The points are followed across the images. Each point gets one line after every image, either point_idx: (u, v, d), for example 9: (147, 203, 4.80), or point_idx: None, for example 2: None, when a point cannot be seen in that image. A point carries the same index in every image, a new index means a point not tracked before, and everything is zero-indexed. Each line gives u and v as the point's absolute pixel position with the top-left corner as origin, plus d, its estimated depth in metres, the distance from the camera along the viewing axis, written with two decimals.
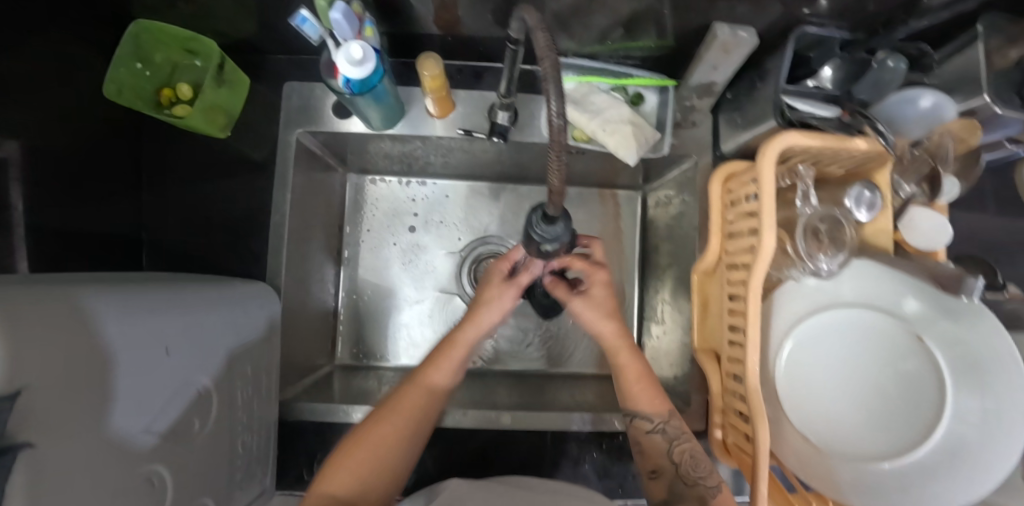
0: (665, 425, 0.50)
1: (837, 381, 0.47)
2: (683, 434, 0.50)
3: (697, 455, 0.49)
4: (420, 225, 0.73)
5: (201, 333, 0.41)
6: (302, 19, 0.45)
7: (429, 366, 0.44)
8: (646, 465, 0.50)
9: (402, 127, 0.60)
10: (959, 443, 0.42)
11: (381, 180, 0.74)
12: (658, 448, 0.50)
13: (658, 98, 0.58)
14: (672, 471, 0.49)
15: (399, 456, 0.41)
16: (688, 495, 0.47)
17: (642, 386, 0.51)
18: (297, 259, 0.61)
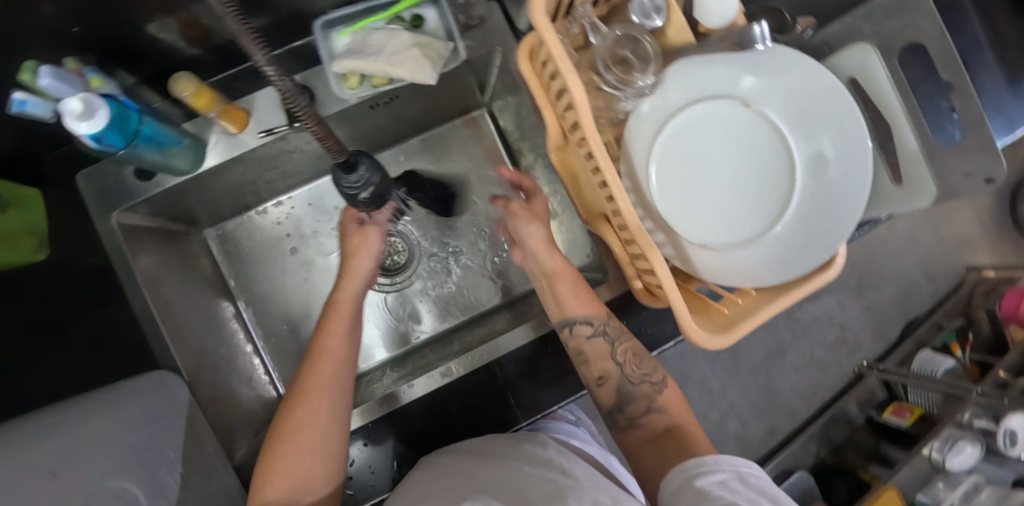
0: (605, 327, 0.54)
1: (706, 180, 0.49)
2: (623, 334, 0.55)
3: (639, 354, 0.55)
4: (300, 242, 0.73)
5: (87, 445, 0.40)
6: (20, 103, 0.39)
7: (326, 334, 0.53)
8: (594, 373, 0.54)
9: (215, 157, 0.56)
10: (810, 185, 0.47)
11: (238, 218, 0.72)
12: (602, 352, 0.54)
13: (436, 11, 0.56)
14: (618, 371, 0.53)
15: (328, 419, 0.48)
16: (638, 394, 0.53)
17: (570, 287, 0.55)
18: (189, 332, 0.59)
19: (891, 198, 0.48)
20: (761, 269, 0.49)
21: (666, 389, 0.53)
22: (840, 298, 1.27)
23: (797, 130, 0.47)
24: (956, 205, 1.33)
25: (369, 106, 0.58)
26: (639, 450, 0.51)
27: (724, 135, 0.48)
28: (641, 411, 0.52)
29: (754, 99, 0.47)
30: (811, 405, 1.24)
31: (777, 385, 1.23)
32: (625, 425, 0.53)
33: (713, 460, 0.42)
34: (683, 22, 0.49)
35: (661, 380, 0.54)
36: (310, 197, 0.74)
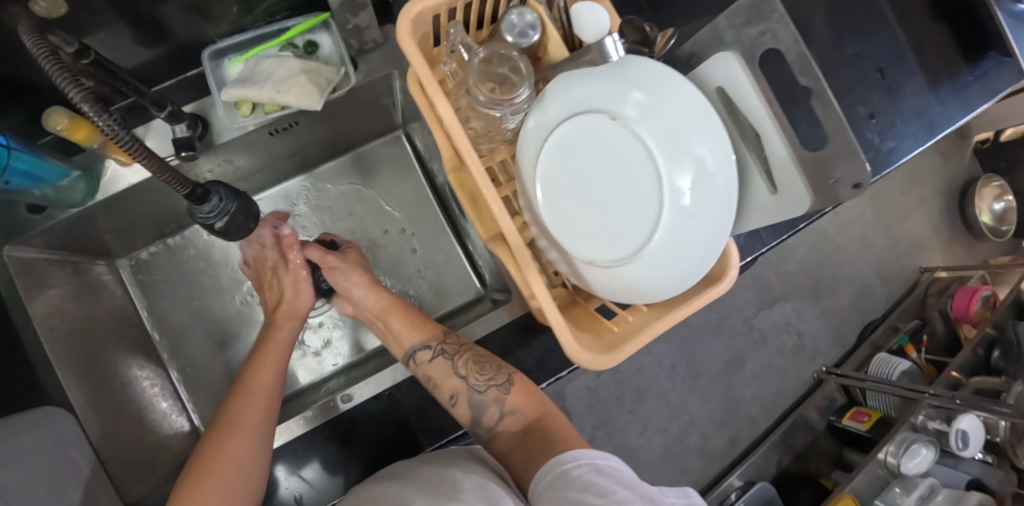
0: (444, 346, 0.56)
1: (586, 196, 0.48)
2: (461, 348, 0.55)
3: (481, 359, 0.54)
4: (220, 269, 0.73)
5: None
6: None
7: (257, 373, 0.56)
8: (445, 394, 0.53)
9: (109, 188, 0.56)
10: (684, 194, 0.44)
11: (154, 247, 0.71)
12: (444, 372, 0.53)
13: (329, 36, 0.57)
14: (462, 384, 0.52)
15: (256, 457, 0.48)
16: (488, 401, 0.51)
17: (401, 320, 0.59)
18: (87, 364, 0.58)
19: (769, 207, 0.47)
20: (647, 285, 0.48)
21: (513, 387, 0.51)
22: (796, 305, 1.27)
23: (665, 143, 0.45)
24: (908, 208, 1.34)
25: (269, 133, 0.59)
26: (512, 454, 0.49)
27: (598, 150, 0.47)
28: (496, 418, 0.50)
29: (621, 110, 0.46)
30: (773, 412, 1.23)
31: (738, 395, 1.22)
32: (487, 436, 0.51)
33: (569, 461, 0.42)
34: (557, 38, 0.50)
35: (508, 379, 0.52)
36: None
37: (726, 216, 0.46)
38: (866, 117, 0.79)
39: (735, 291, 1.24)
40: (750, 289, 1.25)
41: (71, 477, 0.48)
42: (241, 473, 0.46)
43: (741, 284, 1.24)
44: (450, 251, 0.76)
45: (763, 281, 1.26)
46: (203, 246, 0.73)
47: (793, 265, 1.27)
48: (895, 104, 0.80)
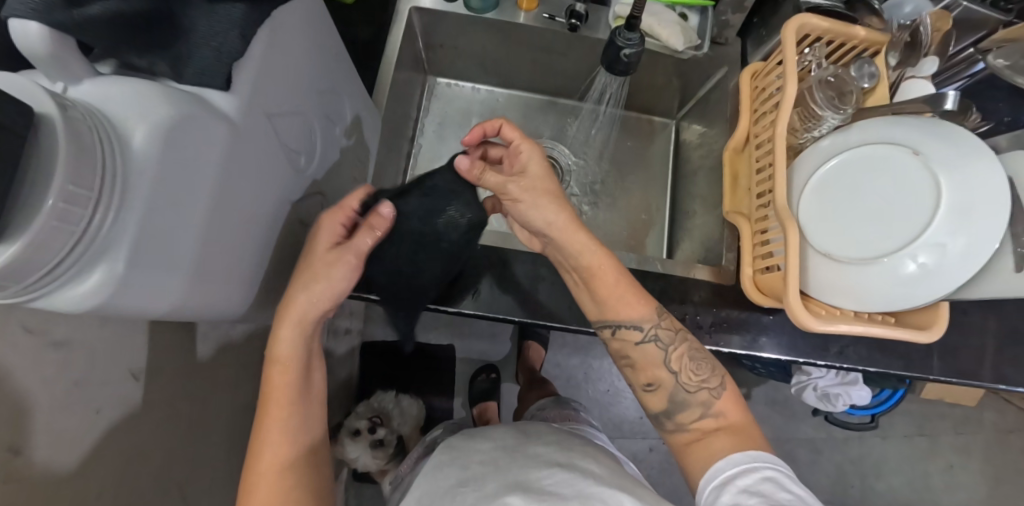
0: (656, 331, 0.55)
1: (852, 204, 0.58)
2: (677, 337, 0.55)
3: (696, 359, 0.54)
4: (484, 126, 0.86)
5: (343, 76, 0.50)
6: None
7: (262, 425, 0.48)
8: (641, 379, 0.56)
9: (494, 15, 0.71)
10: (952, 229, 0.52)
11: (454, 83, 0.86)
12: (653, 355, 0.55)
13: (699, 19, 0.71)
14: (670, 378, 0.54)
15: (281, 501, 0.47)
16: (693, 401, 0.54)
17: (616, 292, 0.55)
18: (390, 110, 0.71)
19: (1007, 282, 0.53)
20: (870, 292, 0.56)
21: (724, 392, 0.54)
22: None
23: (955, 196, 0.52)
24: None
25: None
26: (688, 452, 0.53)
27: (887, 180, 0.57)
28: (693, 417, 0.54)
29: (921, 149, 0.56)
30: None
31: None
32: (673, 428, 0.55)
33: (752, 461, 0.46)
34: (885, 94, 0.62)
35: (720, 384, 0.54)
36: (506, 100, 0.88)
37: (962, 275, 0.52)
38: None
39: (813, 470, 1.23)
40: (828, 478, 1.23)
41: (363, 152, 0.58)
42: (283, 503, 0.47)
43: (822, 466, 1.23)
44: (653, 224, 0.84)
45: (844, 481, 1.23)
46: (481, 102, 0.87)
47: (883, 487, 1.23)
48: None
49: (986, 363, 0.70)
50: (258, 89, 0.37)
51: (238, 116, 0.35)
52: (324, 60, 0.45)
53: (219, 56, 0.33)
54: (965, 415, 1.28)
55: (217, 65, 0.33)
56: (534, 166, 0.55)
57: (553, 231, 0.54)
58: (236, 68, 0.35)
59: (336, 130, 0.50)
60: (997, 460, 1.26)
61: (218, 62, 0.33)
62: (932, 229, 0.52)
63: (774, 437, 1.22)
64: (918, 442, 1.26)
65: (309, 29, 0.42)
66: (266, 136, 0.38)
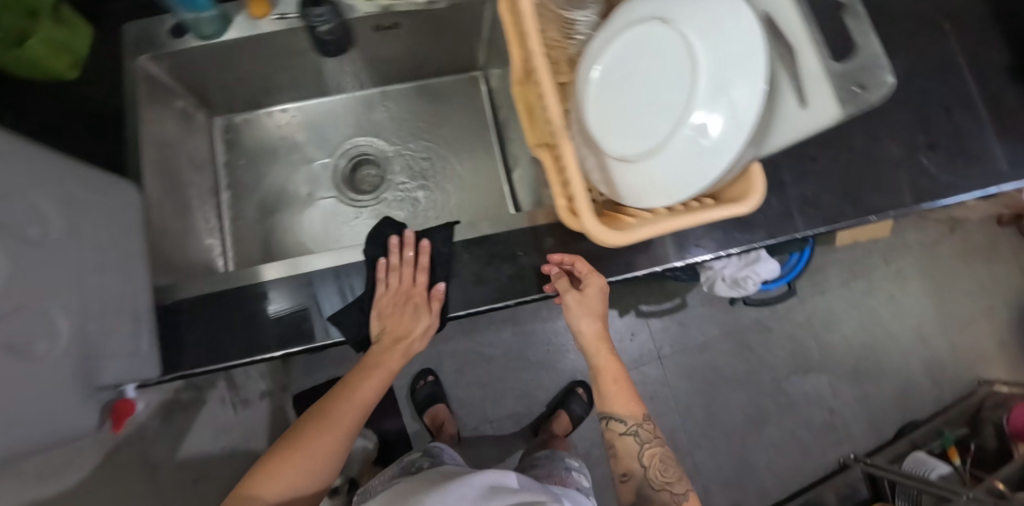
0: (637, 428, 0.69)
1: (630, 96, 0.52)
2: (651, 440, 0.69)
3: (664, 461, 0.69)
4: (292, 147, 0.81)
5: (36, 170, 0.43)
6: None
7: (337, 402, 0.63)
8: (620, 469, 0.70)
9: (236, 35, 0.65)
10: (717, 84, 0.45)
11: (246, 115, 0.80)
12: (629, 447, 0.69)
13: None
14: (640, 472, 0.68)
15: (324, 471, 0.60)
16: (657, 496, 0.67)
17: (619, 388, 0.69)
18: (164, 175, 0.65)
19: (794, 123, 0.46)
20: (669, 181, 0.49)
21: (684, 499, 0.67)
22: (832, 380, 1.26)
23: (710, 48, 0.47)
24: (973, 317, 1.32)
25: (374, 28, 0.67)
26: None
27: (654, 61, 0.51)
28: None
29: (675, 18, 0.51)
30: (784, 488, 1.21)
31: (751, 455, 1.21)
32: None
33: None
34: None
35: (682, 492, 0.67)
36: (306, 113, 0.82)
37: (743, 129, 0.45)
38: (925, 145, 0.76)
39: (769, 349, 1.25)
40: (785, 350, 1.25)
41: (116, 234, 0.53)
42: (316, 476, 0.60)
43: (776, 341, 1.25)
44: (494, 182, 0.80)
45: (801, 347, 1.26)
46: (281, 124, 0.81)
47: (838, 339, 1.28)
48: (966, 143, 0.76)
49: (844, 201, 0.70)
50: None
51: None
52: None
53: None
54: (889, 243, 1.32)
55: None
56: (593, 292, 0.63)
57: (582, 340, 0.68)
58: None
59: (39, 232, 0.43)
60: (934, 273, 1.32)
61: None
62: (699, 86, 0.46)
63: (722, 332, 1.23)
64: (857, 285, 1.30)
65: None
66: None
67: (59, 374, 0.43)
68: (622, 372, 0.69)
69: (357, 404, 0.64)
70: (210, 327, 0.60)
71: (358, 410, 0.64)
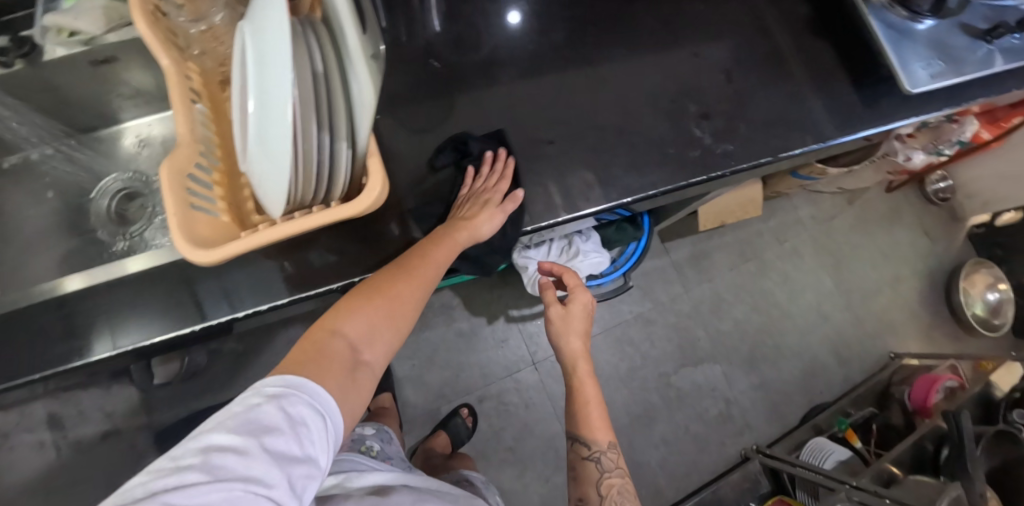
0: (600, 454, 0.63)
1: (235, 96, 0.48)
2: (615, 470, 0.62)
3: (623, 491, 0.61)
4: (60, 190, 0.79)
5: None
6: None
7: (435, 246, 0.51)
8: (579, 493, 0.63)
9: None
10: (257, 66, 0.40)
11: (8, 161, 0.78)
12: (591, 472, 0.62)
13: None
14: (599, 499, 0.61)
15: (415, 299, 0.48)
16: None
17: (595, 407, 0.64)
18: None
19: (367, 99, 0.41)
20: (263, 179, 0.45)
21: None
22: (725, 368, 1.19)
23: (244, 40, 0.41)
24: (874, 287, 1.25)
25: (91, 64, 0.67)
26: None
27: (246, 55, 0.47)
28: None
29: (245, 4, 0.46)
30: (682, 489, 1.13)
31: (641, 456, 1.14)
32: None
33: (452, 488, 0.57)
34: None
35: None
36: (67, 152, 0.79)
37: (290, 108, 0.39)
38: (697, 114, 0.70)
39: (654, 343, 1.18)
40: (673, 342, 1.18)
41: None
42: (415, 299, 0.48)
43: (660, 333, 1.18)
44: None
45: (690, 337, 1.19)
46: (48, 167, 0.79)
47: (730, 325, 1.20)
48: (742, 109, 0.70)
49: (594, 184, 0.65)
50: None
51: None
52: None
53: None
54: (779, 221, 1.25)
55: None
56: (580, 308, 0.65)
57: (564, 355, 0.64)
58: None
59: None
60: (828, 244, 1.25)
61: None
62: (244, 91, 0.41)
63: (600, 330, 1.17)
64: (747, 268, 1.22)
65: None
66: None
67: None
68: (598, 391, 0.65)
69: (439, 265, 0.51)
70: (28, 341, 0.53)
71: (443, 271, 0.51)
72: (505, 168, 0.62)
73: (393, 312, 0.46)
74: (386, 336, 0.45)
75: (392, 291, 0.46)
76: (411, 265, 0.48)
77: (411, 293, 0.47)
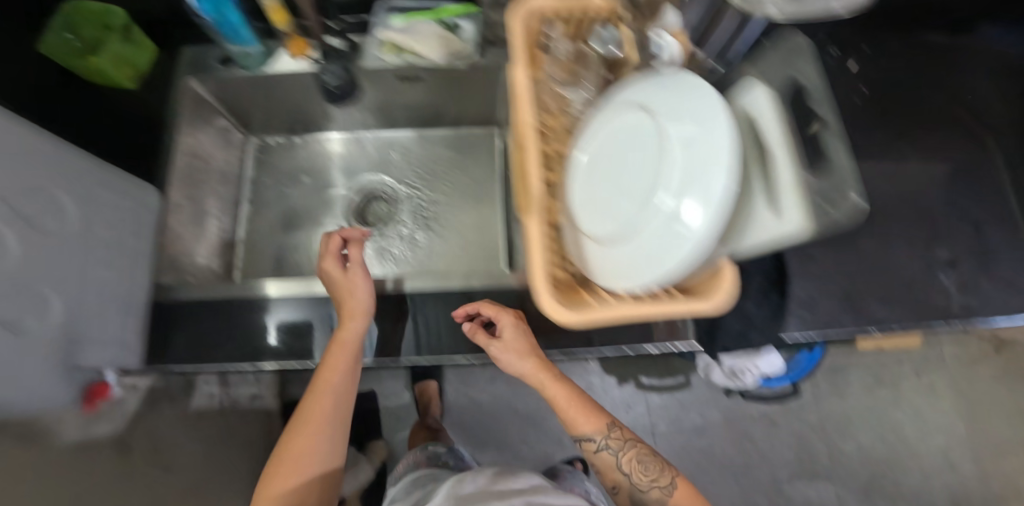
0: (607, 440, 0.60)
1: (608, 174, 0.54)
2: (625, 443, 0.60)
3: (644, 460, 0.59)
4: (311, 176, 0.86)
5: (49, 185, 0.49)
6: None
7: (326, 373, 0.56)
8: (607, 483, 0.61)
9: (272, 70, 0.72)
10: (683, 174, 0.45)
11: (276, 139, 0.86)
12: (609, 463, 0.60)
13: (472, 26, 0.71)
14: (626, 481, 0.59)
15: (321, 444, 0.54)
16: (649, 499, 0.58)
17: (576, 404, 0.61)
18: (187, 182, 0.72)
19: (766, 226, 0.44)
20: (629, 263, 0.49)
21: (676, 491, 0.56)
22: (839, 491, 1.15)
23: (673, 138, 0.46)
24: (1010, 448, 1.18)
25: (395, 78, 0.73)
26: None
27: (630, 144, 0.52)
28: None
29: (651, 103, 0.51)
30: None
31: None
32: None
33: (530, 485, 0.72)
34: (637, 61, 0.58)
35: (671, 482, 0.57)
36: (328, 144, 0.87)
37: None
38: None
39: (772, 445, 1.16)
40: (791, 449, 1.16)
41: (128, 228, 0.59)
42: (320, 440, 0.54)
43: (781, 438, 1.16)
44: (488, 234, 0.81)
45: (810, 450, 1.16)
46: (305, 153, 0.87)
47: (851, 447, 1.17)
48: None
49: None
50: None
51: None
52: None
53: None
54: (922, 354, 1.22)
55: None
56: (508, 332, 0.62)
57: (525, 377, 0.62)
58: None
59: (50, 224, 0.49)
60: (969, 391, 1.20)
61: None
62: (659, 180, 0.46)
63: (721, 417, 1.16)
64: (882, 394, 1.19)
65: None
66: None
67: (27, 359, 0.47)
68: (575, 389, 0.61)
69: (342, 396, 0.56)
70: (201, 325, 0.62)
71: (343, 373, 0.57)
72: (769, 276, 0.64)
73: (297, 487, 0.51)
74: (336, 435, 0.55)
75: (293, 483, 0.51)
76: (301, 422, 0.54)
77: (318, 438, 0.54)
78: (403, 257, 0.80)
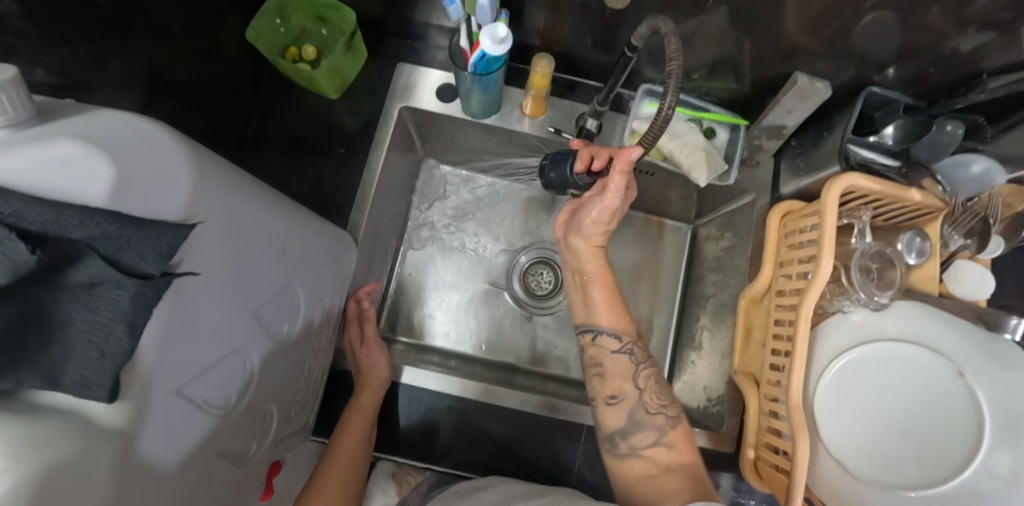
0: (632, 348, 0.53)
1: (877, 403, 0.50)
2: (648, 360, 0.52)
3: (659, 384, 0.52)
4: (478, 222, 0.75)
5: (285, 281, 0.43)
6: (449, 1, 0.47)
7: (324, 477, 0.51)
8: (607, 390, 0.51)
9: (494, 121, 0.63)
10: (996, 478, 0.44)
11: (453, 170, 0.76)
12: (624, 369, 0.51)
13: (729, 134, 0.64)
14: (635, 394, 0.50)
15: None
16: (649, 423, 0.49)
17: (609, 296, 0.54)
18: (375, 224, 0.64)
19: None
20: None
21: (678, 424, 0.50)
22: None
23: (1002, 417, 0.45)
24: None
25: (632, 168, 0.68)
26: (633, 483, 0.47)
27: (918, 388, 0.49)
28: (647, 443, 0.48)
29: (963, 365, 0.48)
30: None
31: None
32: None
33: None
34: (935, 274, 0.54)
35: (676, 415, 0.50)
36: (505, 189, 0.76)
37: None
38: None
39: None
40: None
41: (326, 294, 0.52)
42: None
43: None
44: (657, 344, 0.75)
45: None
46: (480, 191, 0.76)
47: None
48: None
49: None
50: (158, 371, 0.30)
51: (131, 417, 0.28)
52: (250, 271, 0.38)
53: (100, 363, 0.26)
54: None
55: (97, 373, 0.26)
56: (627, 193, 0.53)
57: (575, 238, 0.55)
58: (124, 373, 0.28)
59: (284, 327, 0.44)
60: None
61: (99, 368, 0.26)
62: (979, 454, 0.44)
63: None
64: None
65: (226, 276, 0.35)
66: (182, 414, 0.33)
67: (253, 477, 0.44)
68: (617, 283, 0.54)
69: (344, 477, 0.51)
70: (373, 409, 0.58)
71: (361, 445, 0.54)
72: None
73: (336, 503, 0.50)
74: None
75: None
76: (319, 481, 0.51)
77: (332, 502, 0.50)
78: (561, 352, 0.72)
